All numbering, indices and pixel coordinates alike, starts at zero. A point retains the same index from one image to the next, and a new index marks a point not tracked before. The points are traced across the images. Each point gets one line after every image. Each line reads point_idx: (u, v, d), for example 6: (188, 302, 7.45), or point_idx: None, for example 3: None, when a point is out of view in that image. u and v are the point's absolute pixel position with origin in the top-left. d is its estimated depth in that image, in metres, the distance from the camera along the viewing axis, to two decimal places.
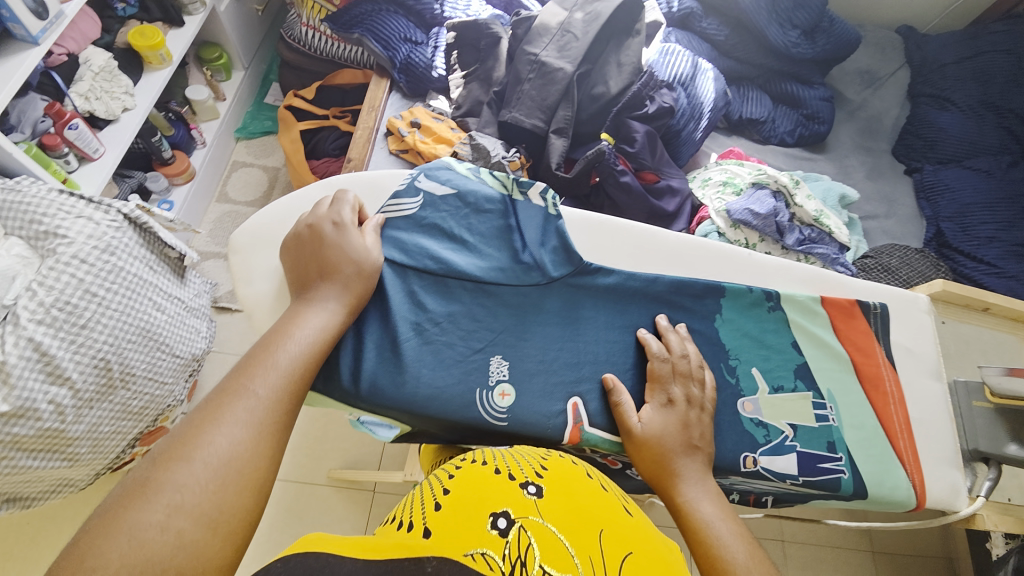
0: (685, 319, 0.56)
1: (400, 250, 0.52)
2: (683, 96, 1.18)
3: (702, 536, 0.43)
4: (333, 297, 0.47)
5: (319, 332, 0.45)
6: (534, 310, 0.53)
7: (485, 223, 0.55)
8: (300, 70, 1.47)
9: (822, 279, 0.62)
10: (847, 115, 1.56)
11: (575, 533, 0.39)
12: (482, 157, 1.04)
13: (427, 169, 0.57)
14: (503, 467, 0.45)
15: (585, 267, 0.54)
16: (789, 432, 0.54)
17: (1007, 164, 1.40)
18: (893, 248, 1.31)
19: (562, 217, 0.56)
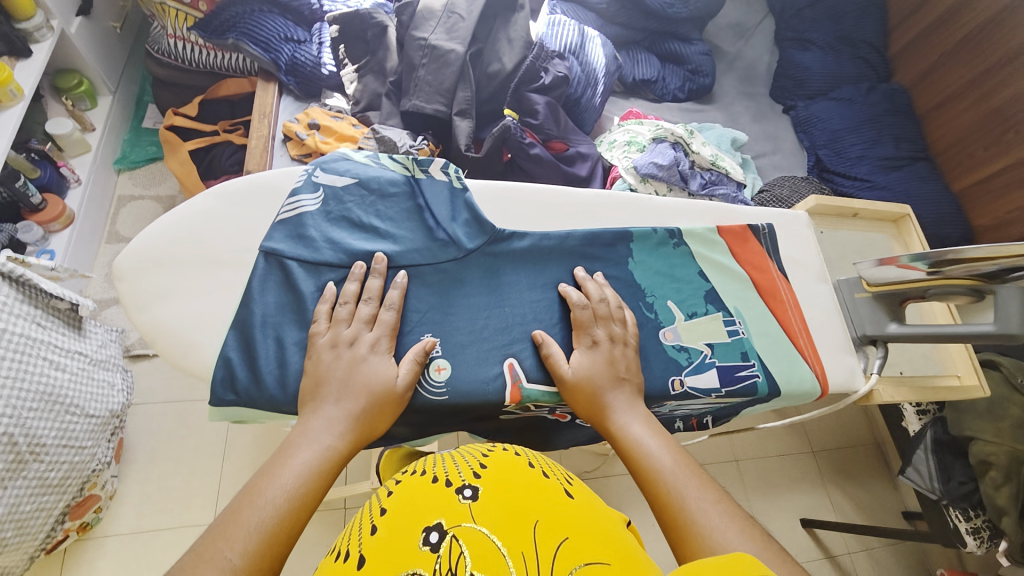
0: (599, 268, 0.59)
1: (308, 248, 0.51)
2: (575, 64, 1.22)
3: (635, 454, 0.46)
4: (335, 429, 0.43)
5: (314, 468, 0.41)
6: (455, 284, 0.54)
7: (393, 207, 0.55)
8: (176, 86, 1.35)
9: (717, 212, 0.68)
10: (727, 66, 1.70)
11: (506, 531, 0.41)
12: (389, 149, 1.02)
13: (323, 162, 0.56)
14: (440, 478, 0.48)
15: (499, 234, 0.56)
16: (707, 351, 0.59)
17: (866, 90, 1.57)
18: (784, 180, 1.45)
19: (469, 189, 0.57)
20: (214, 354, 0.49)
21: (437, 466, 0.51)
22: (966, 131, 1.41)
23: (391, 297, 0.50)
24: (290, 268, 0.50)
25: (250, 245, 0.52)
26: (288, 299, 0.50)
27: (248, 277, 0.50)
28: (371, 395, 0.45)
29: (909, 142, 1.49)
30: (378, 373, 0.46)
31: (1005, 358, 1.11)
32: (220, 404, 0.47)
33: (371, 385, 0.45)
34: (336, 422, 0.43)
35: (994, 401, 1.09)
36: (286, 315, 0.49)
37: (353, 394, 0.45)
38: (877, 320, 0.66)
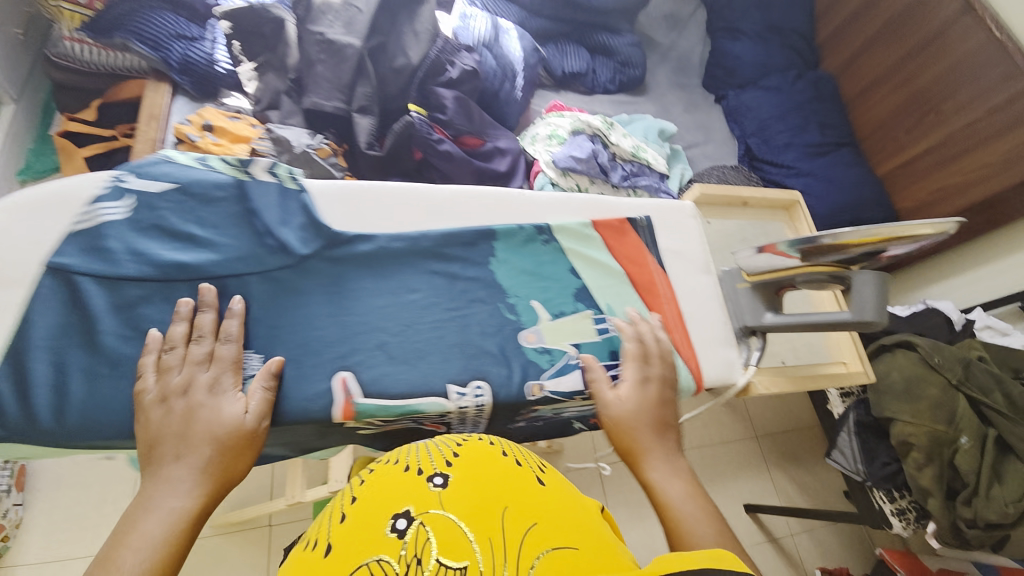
0: (452, 270, 0.57)
1: (108, 262, 0.47)
2: (489, 57, 1.18)
3: (666, 512, 0.45)
4: (186, 485, 0.40)
5: (170, 533, 0.38)
6: (286, 294, 0.51)
7: (217, 212, 0.51)
8: (76, 90, 1.26)
9: (594, 205, 0.66)
10: (660, 57, 1.68)
11: (476, 517, 0.38)
12: (284, 150, 0.98)
13: (138, 166, 0.52)
14: (414, 465, 0.44)
15: (336, 238, 0.53)
16: (573, 352, 0.57)
17: (794, 78, 1.56)
18: (714, 170, 1.45)
19: (305, 189, 0.54)
20: None
21: (411, 452, 0.47)
22: (891, 114, 1.42)
23: (226, 328, 0.47)
24: (84, 286, 0.46)
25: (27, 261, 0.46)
26: (76, 320, 0.46)
27: (29, 298, 0.45)
28: (213, 439, 0.43)
29: (834, 129, 1.50)
30: (212, 412, 0.44)
31: (921, 338, 1.10)
32: None
33: (217, 432, 0.43)
34: (183, 479, 0.41)
35: (909, 380, 1.07)
36: (74, 337, 0.45)
37: (197, 441, 0.42)
38: (755, 310, 0.65)
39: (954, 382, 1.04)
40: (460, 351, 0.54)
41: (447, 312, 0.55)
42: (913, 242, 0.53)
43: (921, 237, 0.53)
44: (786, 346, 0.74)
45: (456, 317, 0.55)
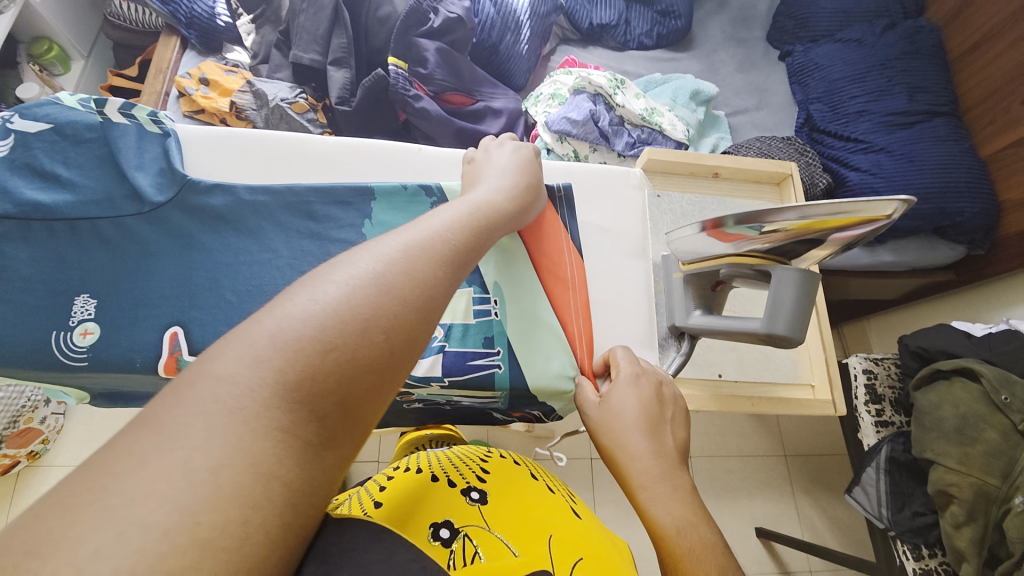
0: (312, 231, 0.53)
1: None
2: (487, 6, 1.09)
3: (665, 543, 0.37)
4: (505, 195, 0.47)
5: (479, 214, 0.43)
6: (138, 245, 0.50)
7: (85, 153, 0.52)
8: (131, 47, 1.37)
9: None
10: (718, 7, 1.44)
11: (522, 541, 0.45)
12: (263, 105, 0.98)
13: (24, 108, 0.52)
14: (444, 477, 0.52)
15: (189, 184, 0.52)
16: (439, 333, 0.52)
17: (883, 29, 1.25)
18: (754, 141, 1.19)
19: (171, 134, 0.54)
20: None
21: (436, 465, 0.56)
22: (1004, 79, 1.10)
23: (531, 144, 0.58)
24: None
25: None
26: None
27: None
28: (528, 182, 0.51)
29: (927, 93, 1.18)
30: (528, 159, 0.53)
31: (987, 366, 0.86)
32: None
33: (529, 184, 0.51)
34: (502, 188, 0.48)
35: (964, 418, 0.84)
36: None
37: (519, 173, 0.51)
38: (682, 307, 0.54)
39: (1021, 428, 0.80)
40: None
41: (301, 275, 0.51)
42: (873, 224, 0.40)
43: (879, 220, 0.40)
44: (730, 358, 0.63)
45: None
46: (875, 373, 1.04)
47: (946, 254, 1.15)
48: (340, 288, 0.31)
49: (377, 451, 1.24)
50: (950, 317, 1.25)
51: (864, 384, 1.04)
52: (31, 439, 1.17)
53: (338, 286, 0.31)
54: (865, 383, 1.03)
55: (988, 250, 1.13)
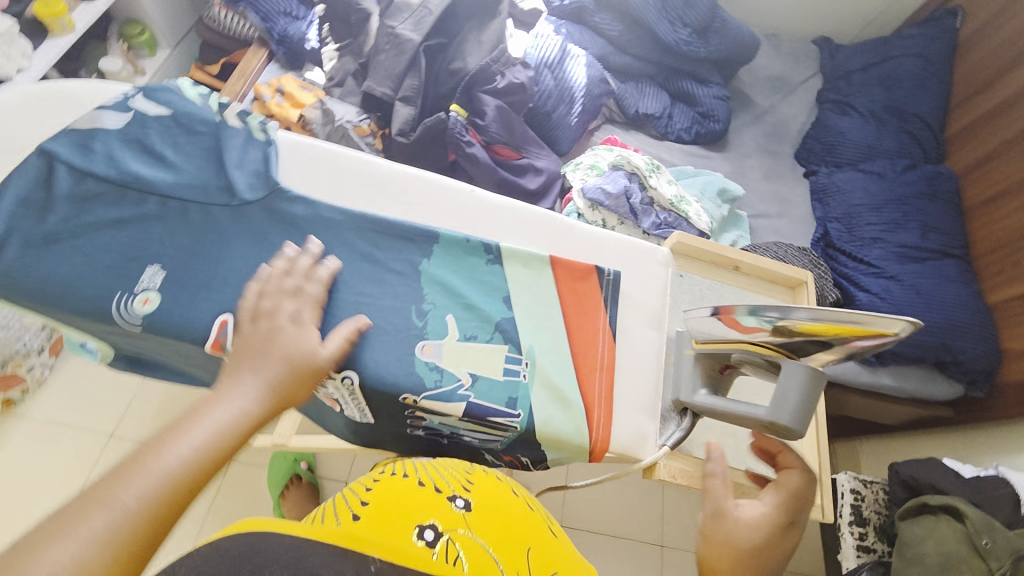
0: (374, 252, 0.55)
1: (85, 157, 0.52)
2: (549, 78, 1.19)
3: None
4: (256, 391, 0.42)
5: (235, 424, 0.40)
6: (214, 229, 0.52)
7: (193, 143, 0.55)
8: (217, 48, 1.50)
9: (556, 227, 0.61)
10: (753, 119, 1.56)
11: (502, 546, 0.49)
12: (329, 122, 1.06)
13: (149, 89, 0.57)
14: (430, 484, 0.54)
15: (279, 191, 0.54)
16: (467, 381, 0.52)
17: (903, 168, 1.35)
18: (771, 244, 1.26)
19: (272, 141, 0.56)
20: None
21: (422, 471, 0.57)
22: (1016, 235, 1.16)
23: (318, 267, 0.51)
24: (58, 170, 0.51)
25: (14, 140, 0.53)
26: (37, 195, 0.50)
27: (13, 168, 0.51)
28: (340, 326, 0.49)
29: (940, 234, 1.25)
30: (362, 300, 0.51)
31: (973, 508, 0.84)
32: None
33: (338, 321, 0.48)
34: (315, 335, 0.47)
35: (946, 557, 0.83)
36: (28, 211, 0.50)
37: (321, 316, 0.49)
38: (689, 383, 0.56)
39: None
40: (341, 329, 0.51)
41: (355, 295, 0.53)
42: (880, 338, 0.43)
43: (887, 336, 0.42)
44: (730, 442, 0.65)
45: (354, 293, 0.53)
46: (862, 495, 1.03)
47: (946, 390, 1.17)
48: (166, 460, 0.36)
49: (348, 471, 1.21)
50: (945, 452, 1.25)
51: (850, 504, 1.02)
52: (11, 387, 1.16)
53: (89, 543, 0.32)
54: (852, 504, 1.02)
55: (988, 394, 1.16)
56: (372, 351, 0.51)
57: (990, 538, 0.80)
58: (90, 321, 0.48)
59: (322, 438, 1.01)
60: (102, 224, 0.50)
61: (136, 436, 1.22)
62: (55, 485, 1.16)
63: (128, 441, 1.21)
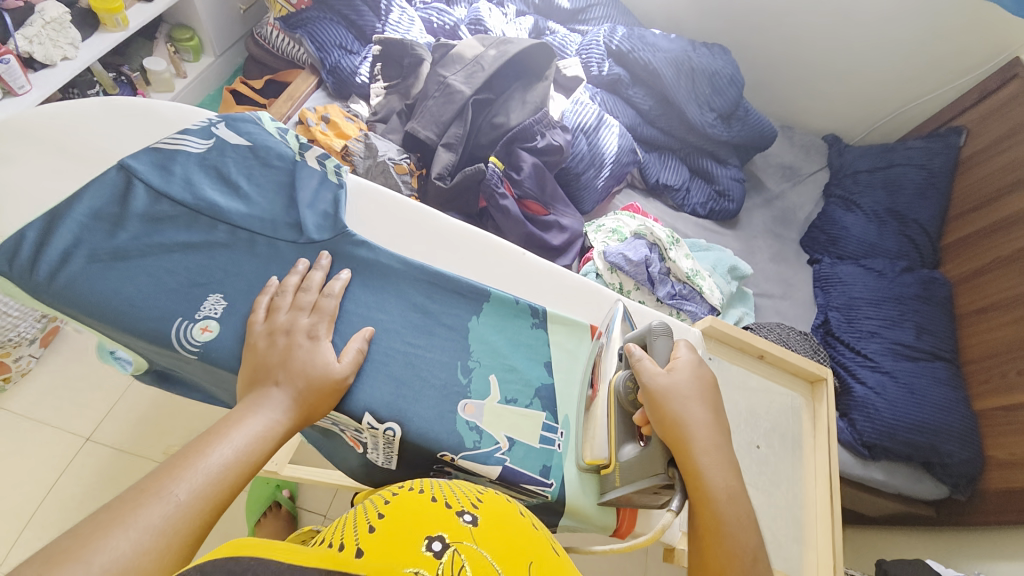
0: (429, 304, 0.57)
1: (164, 178, 0.53)
2: (583, 143, 1.25)
3: (706, 504, 0.46)
4: (280, 405, 0.46)
5: (263, 436, 0.44)
6: (280, 265, 0.54)
7: (267, 176, 0.57)
8: (262, 64, 1.55)
9: (598, 298, 0.64)
10: (764, 202, 1.64)
11: (508, 561, 0.39)
12: (371, 156, 1.09)
13: (232, 119, 0.60)
14: (440, 497, 0.45)
15: (346, 234, 0.56)
16: (504, 445, 0.53)
17: (901, 269, 1.42)
18: (775, 326, 1.30)
19: (342, 184, 0.59)
20: (14, 228, 0.49)
21: (437, 488, 0.48)
22: (1004, 347, 1.20)
23: (332, 287, 0.53)
24: (136, 188, 0.52)
25: (95, 148, 0.53)
26: (111, 210, 0.51)
27: (91, 179, 0.52)
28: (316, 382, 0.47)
29: (933, 335, 1.30)
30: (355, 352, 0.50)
31: None
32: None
33: (314, 378, 0.47)
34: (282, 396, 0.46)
35: None
36: (99, 225, 0.50)
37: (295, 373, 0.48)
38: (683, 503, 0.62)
39: None
40: (387, 377, 0.52)
41: (406, 345, 0.54)
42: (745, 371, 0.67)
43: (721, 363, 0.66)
44: None
45: (404, 343, 0.54)
46: None
47: (931, 490, 1.20)
48: (146, 526, 0.36)
49: (329, 507, 1.16)
50: (926, 554, 1.20)
51: None
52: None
53: (146, 532, 0.35)
54: None
55: (969, 498, 1.17)
56: (416, 405, 0.52)
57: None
58: (144, 342, 0.48)
59: (315, 471, 0.98)
60: (170, 247, 0.51)
61: (113, 442, 1.17)
62: (20, 486, 1.10)
63: (103, 445, 1.16)
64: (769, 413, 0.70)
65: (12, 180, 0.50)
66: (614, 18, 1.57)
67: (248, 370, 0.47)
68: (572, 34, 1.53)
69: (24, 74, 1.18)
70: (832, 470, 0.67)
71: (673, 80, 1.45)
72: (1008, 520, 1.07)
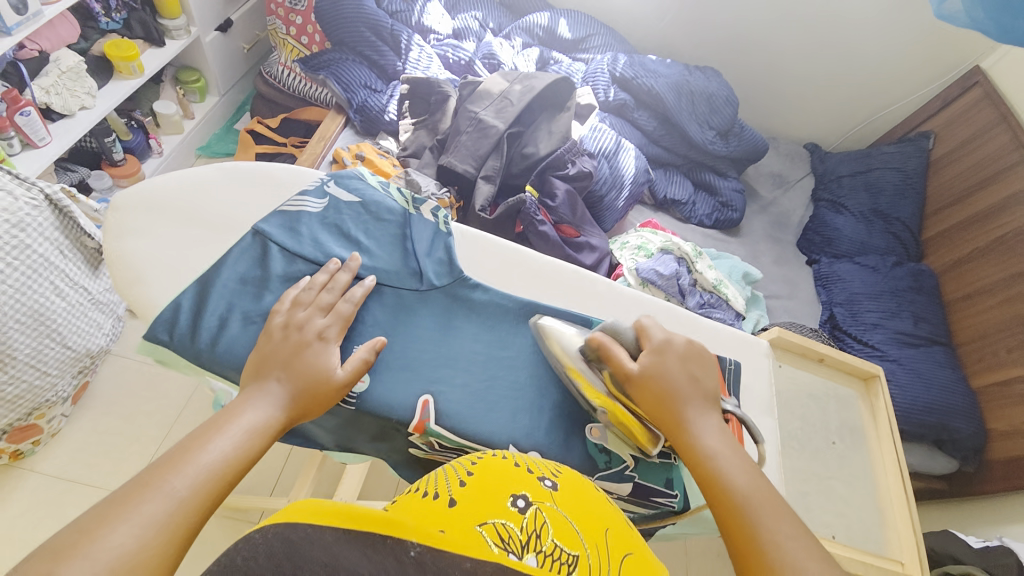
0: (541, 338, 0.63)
1: (294, 239, 0.61)
2: (605, 166, 1.33)
3: (706, 466, 0.52)
4: (276, 400, 0.50)
5: (255, 427, 0.48)
6: (409, 312, 0.61)
7: (382, 230, 0.64)
8: (272, 102, 1.56)
9: (680, 319, 0.70)
10: (760, 209, 1.75)
11: (585, 523, 0.40)
12: (413, 192, 1.13)
13: (339, 177, 0.67)
14: (522, 463, 0.47)
15: (463, 279, 0.64)
16: (631, 462, 0.60)
17: (892, 263, 1.56)
18: (789, 325, 1.40)
19: (451, 233, 0.67)
20: (170, 298, 0.57)
21: (519, 455, 0.49)
22: (993, 328, 1.34)
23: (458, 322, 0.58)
24: (271, 250, 0.60)
25: (232, 218, 0.62)
26: (254, 274, 0.59)
27: (227, 246, 0.60)
28: (311, 379, 0.51)
29: (929, 323, 1.43)
30: None
31: None
32: (152, 339, 0.55)
33: (311, 376, 0.51)
34: (278, 394, 0.50)
35: None
36: (245, 289, 0.58)
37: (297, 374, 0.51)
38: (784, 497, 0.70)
39: None
40: (518, 410, 0.59)
41: (529, 378, 0.61)
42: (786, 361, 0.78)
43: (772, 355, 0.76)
44: (840, 521, 0.75)
45: (527, 376, 0.61)
46: None
47: (945, 465, 1.31)
48: (146, 519, 0.39)
49: None
50: (952, 524, 1.33)
51: None
52: (27, 437, 1.09)
53: (148, 525, 0.39)
54: None
55: (977, 469, 1.30)
56: (547, 432, 0.59)
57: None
58: None
59: None
60: None
61: None
62: None
63: None
64: (837, 414, 0.81)
65: (158, 253, 0.59)
66: (613, 46, 1.66)
67: (254, 361, 0.51)
68: (576, 63, 1.61)
69: (44, 125, 1.17)
70: (899, 460, 0.79)
71: (675, 103, 1.56)
72: (1015, 486, 1.20)
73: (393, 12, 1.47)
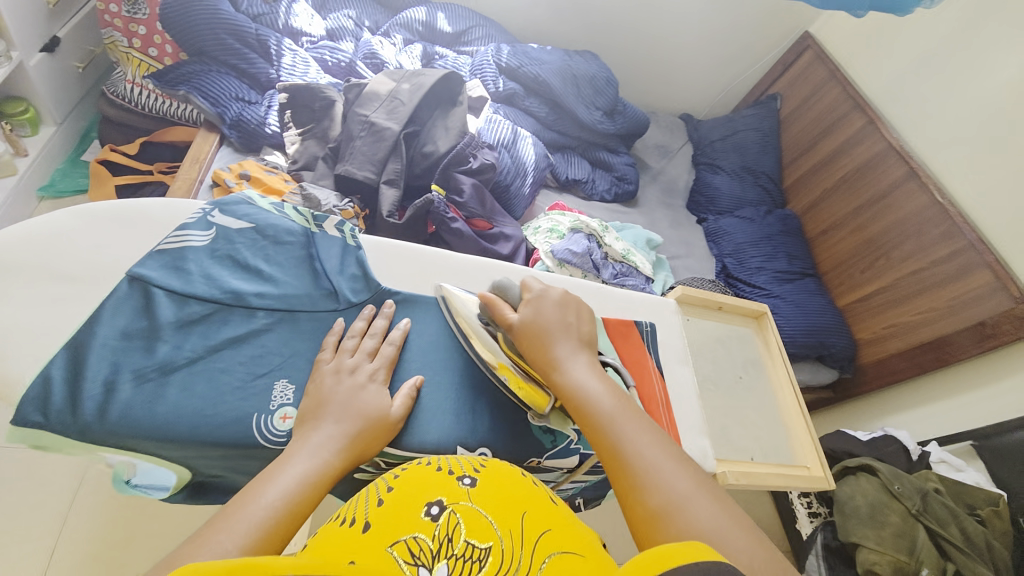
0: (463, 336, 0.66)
1: (182, 279, 0.57)
2: (506, 156, 1.36)
3: (575, 397, 0.53)
4: (332, 444, 0.49)
5: (308, 476, 0.46)
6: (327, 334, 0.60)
7: (284, 254, 0.62)
8: (124, 126, 1.38)
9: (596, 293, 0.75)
10: (651, 179, 1.89)
11: (501, 511, 0.41)
12: (312, 207, 1.06)
13: (224, 204, 0.63)
14: (442, 466, 0.47)
15: (381, 291, 0.64)
16: (574, 436, 0.64)
17: (765, 212, 1.78)
18: (693, 280, 1.54)
19: (361, 247, 0.66)
20: (36, 371, 0.50)
21: (441, 459, 0.50)
22: (847, 255, 1.59)
23: (393, 335, 0.61)
24: (156, 296, 0.55)
25: (98, 267, 0.56)
26: (139, 325, 0.54)
27: (102, 297, 0.54)
28: (366, 422, 0.52)
29: (800, 260, 1.67)
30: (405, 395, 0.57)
31: (883, 465, 1.23)
32: (21, 424, 0.48)
33: (366, 416, 0.52)
34: (333, 436, 0.49)
35: (873, 505, 1.17)
36: (131, 344, 0.53)
37: (352, 417, 0.51)
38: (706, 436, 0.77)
39: (914, 512, 1.14)
40: (458, 408, 0.61)
41: (461, 374, 0.64)
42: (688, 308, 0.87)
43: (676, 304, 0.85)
44: (757, 443, 0.85)
45: (464, 374, 0.64)
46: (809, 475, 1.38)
47: (829, 375, 1.54)
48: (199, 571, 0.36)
49: None
50: (840, 423, 1.61)
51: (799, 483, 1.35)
52: None
53: None
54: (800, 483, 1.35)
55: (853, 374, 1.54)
56: (486, 423, 0.61)
57: (938, 482, 1.20)
58: (218, 448, 0.52)
59: None
60: (221, 345, 0.56)
61: None
62: None
63: None
64: (740, 350, 0.92)
65: (10, 321, 0.52)
66: (495, 37, 1.68)
67: (311, 405, 0.52)
68: (461, 56, 1.61)
69: None
70: (791, 378, 0.92)
71: (561, 88, 1.63)
72: (887, 381, 1.45)
73: (255, 15, 1.35)
